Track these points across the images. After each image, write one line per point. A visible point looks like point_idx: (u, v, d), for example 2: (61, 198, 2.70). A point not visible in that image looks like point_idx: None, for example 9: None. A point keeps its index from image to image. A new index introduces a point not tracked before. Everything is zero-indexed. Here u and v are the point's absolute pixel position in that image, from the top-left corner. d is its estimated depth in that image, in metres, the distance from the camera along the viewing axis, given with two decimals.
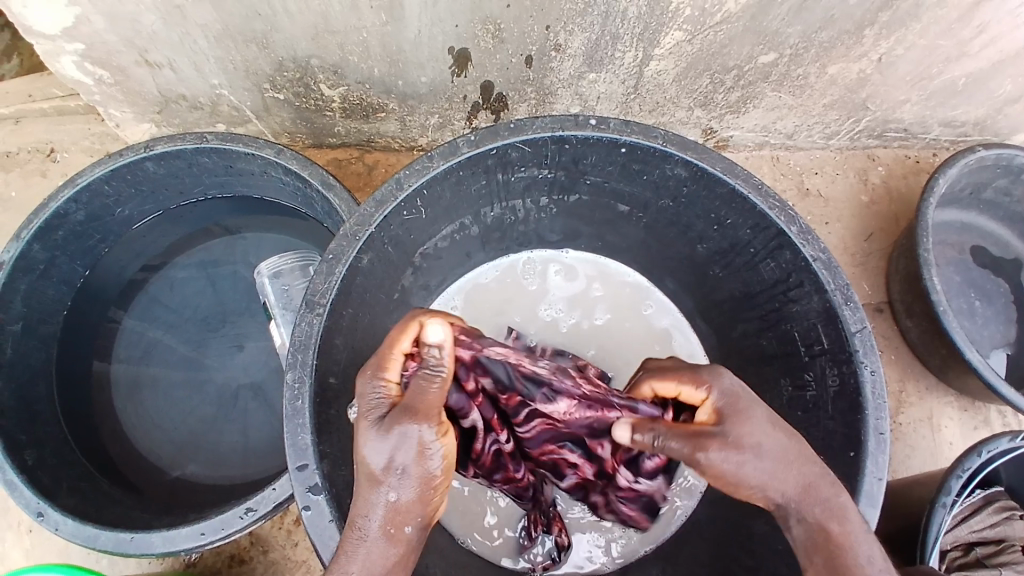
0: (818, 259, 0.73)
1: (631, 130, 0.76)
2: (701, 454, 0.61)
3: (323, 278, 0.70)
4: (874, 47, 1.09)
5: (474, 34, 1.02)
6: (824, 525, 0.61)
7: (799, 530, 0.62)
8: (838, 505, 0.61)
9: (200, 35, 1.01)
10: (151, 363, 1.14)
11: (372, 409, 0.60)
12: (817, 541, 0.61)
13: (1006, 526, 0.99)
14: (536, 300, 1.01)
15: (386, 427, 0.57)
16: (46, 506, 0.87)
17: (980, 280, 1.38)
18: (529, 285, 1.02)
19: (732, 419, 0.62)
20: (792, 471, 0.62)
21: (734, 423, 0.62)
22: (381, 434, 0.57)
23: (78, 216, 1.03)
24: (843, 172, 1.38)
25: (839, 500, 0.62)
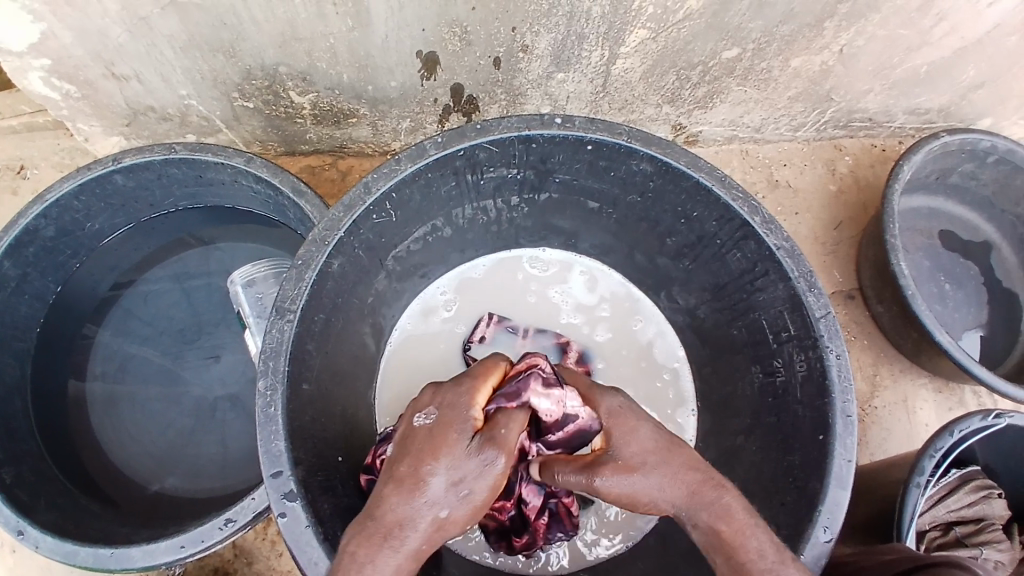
0: (781, 248, 0.75)
1: (597, 128, 0.77)
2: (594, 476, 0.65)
3: (293, 284, 0.70)
4: (834, 40, 1.12)
5: (441, 37, 1.03)
6: (718, 524, 0.62)
7: (698, 534, 0.64)
8: (723, 506, 0.63)
9: (165, 46, 1.01)
10: (127, 379, 1.13)
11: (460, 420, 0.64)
12: (711, 539, 0.63)
13: (983, 504, 1.02)
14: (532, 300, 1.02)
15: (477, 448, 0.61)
16: (25, 524, 0.86)
17: (948, 264, 1.42)
18: (530, 280, 1.03)
19: (614, 435, 0.67)
20: (672, 478, 0.65)
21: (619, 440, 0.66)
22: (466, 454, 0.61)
23: (48, 231, 1.02)
24: (811, 163, 1.41)
25: (725, 500, 0.64)
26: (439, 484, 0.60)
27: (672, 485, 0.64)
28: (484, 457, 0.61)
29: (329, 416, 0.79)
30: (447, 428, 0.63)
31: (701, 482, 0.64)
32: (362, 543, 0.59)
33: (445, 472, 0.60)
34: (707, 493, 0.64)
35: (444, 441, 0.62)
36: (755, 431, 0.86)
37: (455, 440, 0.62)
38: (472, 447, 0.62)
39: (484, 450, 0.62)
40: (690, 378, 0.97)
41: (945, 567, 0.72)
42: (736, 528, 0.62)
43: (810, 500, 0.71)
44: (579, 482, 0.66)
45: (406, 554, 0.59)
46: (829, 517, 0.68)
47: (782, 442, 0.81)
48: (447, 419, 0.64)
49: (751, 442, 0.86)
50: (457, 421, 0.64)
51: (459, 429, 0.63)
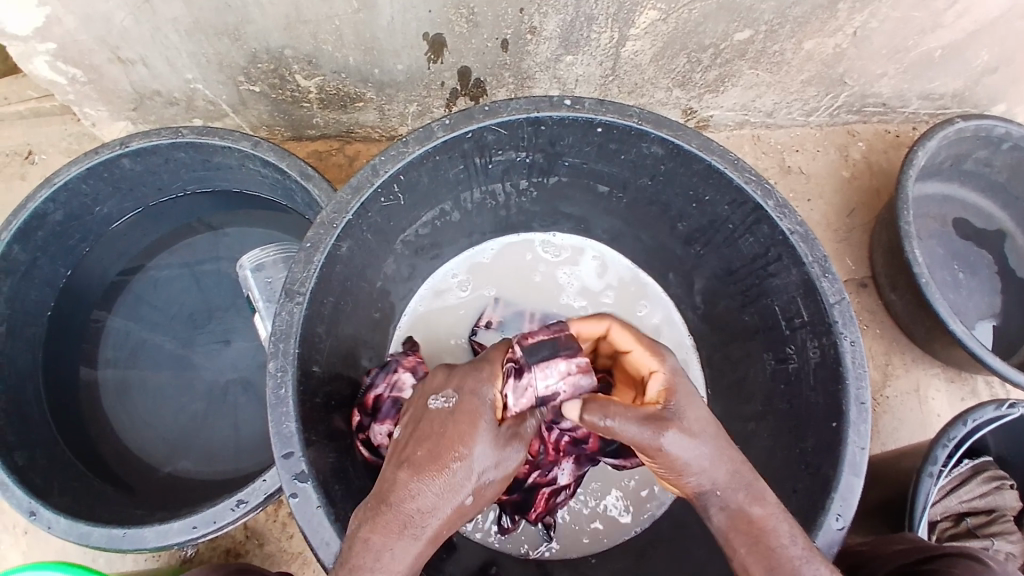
0: (795, 232, 0.74)
1: (607, 109, 0.76)
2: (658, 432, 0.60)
3: (301, 267, 0.70)
4: (848, 21, 1.10)
5: (447, 19, 1.02)
6: (750, 510, 0.63)
7: (720, 518, 0.64)
8: (758, 487, 0.64)
9: (170, 29, 1.00)
10: (138, 363, 1.14)
11: (485, 407, 0.64)
12: (737, 525, 0.63)
13: (996, 495, 1.01)
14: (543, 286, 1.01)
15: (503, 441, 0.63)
16: (38, 505, 0.87)
17: (962, 250, 1.40)
18: (541, 265, 1.02)
19: (677, 399, 0.63)
20: (722, 456, 0.63)
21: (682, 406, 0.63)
22: (491, 441, 0.62)
23: (58, 216, 1.02)
24: (823, 149, 1.39)
25: (759, 483, 0.65)
26: (464, 474, 0.61)
27: (715, 465, 0.63)
28: (507, 452, 0.63)
29: (339, 400, 0.79)
30: (469, 418, 0.63)
31: (731, 473, 0.64)
32: (376, 528, 0.59)
33: (470, 461, 0.61)
34: (736, 480, 0.64)
35: (468, 429, 0.62)
36: (767, 418, 0.85)
37: (480, 431, 0.62)
38: (497, 442, 0.63)
39: (505, 446, 0.64)
40: (700, 364, 0.97)
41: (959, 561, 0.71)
42: (767, 513, 0.63)
43: (823, 486, 0.70)
44: (644, 435, 0.60)
45: (424, 540, 0.59)
46: (844, 503, 0.67)
47: (794, 428, 0.80)
48: (471, 405, 0.63)
49: (763, 429, 0.85)
50: (482, 408, 0.63)
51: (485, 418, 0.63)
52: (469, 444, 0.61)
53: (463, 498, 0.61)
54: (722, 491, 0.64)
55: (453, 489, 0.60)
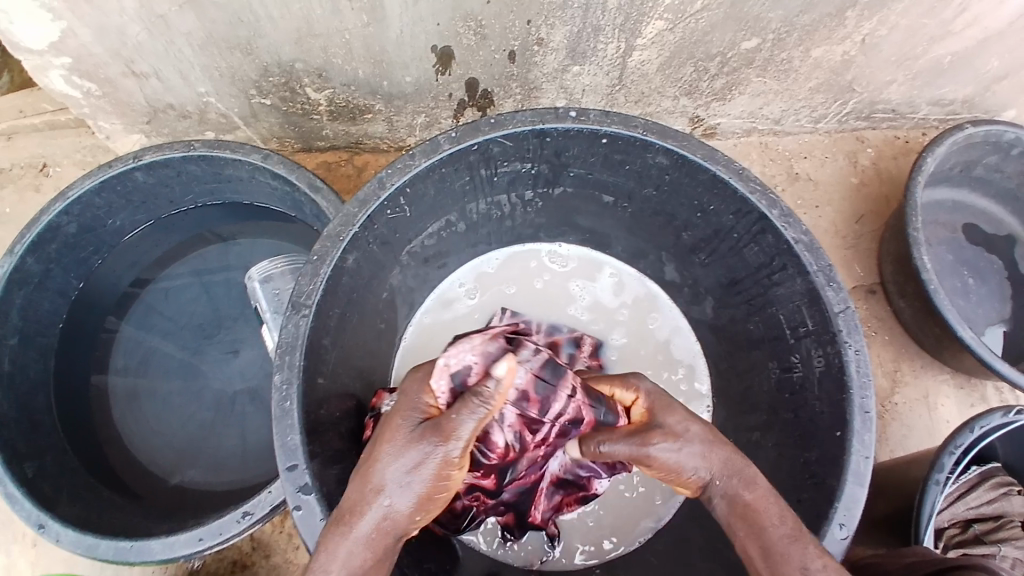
0: (800, 241, 0.74)
1: (611, 121, 0.76)
2: (643, 447, 0.63)
3: (309, 279, 0.71)
4: (857, 28, 1.09)
5: (455, 32, 1.03)
6: (741, 495, 0.63)
7: (719, 504, 0.64)
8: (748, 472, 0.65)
9: (183, 44, 1.02)
10: (149, 372, 1.15)
11: (410, 409, 0.62)
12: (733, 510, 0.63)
13: (1003, 501, 0.99)
14: (549, 295, 1.01)
15: (413, 440, 0.60)
16: (46, 517, 0.88)
17: (974, 258, 1.38)
18: (549, 275, 1.02)
19: (664, 407, 0.67)
20: (712, 450, 0.64)
21: (667, 412, 0.66)
22: (406, 443, 0.60)
23: (71, 227, 1.04)
24: (833, 155, 1.38)
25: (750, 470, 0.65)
26: (382, 473, 0.60)
27: (705, 459, 0.64)
28: (423, 450, 0.59)
29: (344, 409, 0.80)
30: (396, 419, 0.62)
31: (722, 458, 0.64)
32: (333, 531, 0.61)
33: (388, 462, 0.60)
34: (734, 467, 0.64)
35: (390, 431, 0.62)
36: (772, 429, 0.85)
37: (400, 430, 0.61)
38: (411, 440, 0.60)
39: (422, 445, 0.59)
40: (706, 374, 0.96)
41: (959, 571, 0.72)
42: (758, 498, 0.64)
43: (826, 498, 0.70)
44: (630, 448, 0.63)
45: (360, 542, 0.60)
46: (847, 514, 0.67)
47: (799, 438, 0.79)
48: (397, 411, 0.63)
49: (768, 440, 0.85)
50: (405, 411, 0.62)
51: (407, 416, 0.62)
52: (390, 445, 0.61)
53: (388, 502, 0.60)
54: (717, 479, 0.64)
55: (376, 493, 0.60)
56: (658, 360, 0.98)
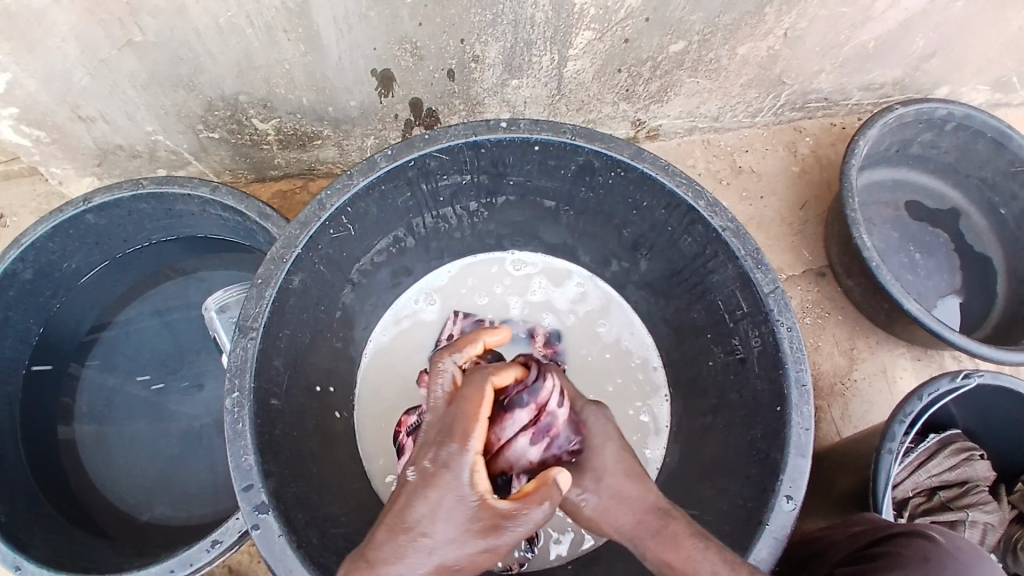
0: (727, 229, 0.77)
1: (541, 128, 0.80)
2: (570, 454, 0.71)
3: (254, 302, 0.72)
4: (777, 24, 1.15)
5: (393, 54, 1.06)
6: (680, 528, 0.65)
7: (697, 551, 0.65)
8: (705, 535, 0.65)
9: (126, 85, 1.04)
10: (114, 414, 1.14)
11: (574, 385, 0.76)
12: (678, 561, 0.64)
13: (966, 467, 1.03)
14: (508, 301, 1.03)
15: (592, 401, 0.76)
16: (23, 559, 0.88)
17: (918, 233, 1.44)
18: (509, 282, 1.04)
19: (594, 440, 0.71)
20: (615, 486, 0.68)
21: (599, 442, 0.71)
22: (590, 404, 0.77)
23: (26, 274, 1.04)
24: (773, 147, 1.44)
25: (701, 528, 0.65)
26: (448, 490, 0.57)
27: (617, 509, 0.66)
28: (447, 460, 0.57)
29: (302, 428, 0.81)
30: (428, 476, 0.58)
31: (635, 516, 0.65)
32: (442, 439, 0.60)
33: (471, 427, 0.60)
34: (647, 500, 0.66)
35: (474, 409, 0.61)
36: (721, 411, 0.87)
37: (418, 442, 0.61)
38: (426, 454, 0.59)
39: (443, 454, 0.59)
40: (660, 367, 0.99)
41: (906, 537, 0.72)
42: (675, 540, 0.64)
43: (774, 470, 0.73)
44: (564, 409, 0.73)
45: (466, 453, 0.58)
46: (792, 485, 0.70)
47: (745, 416, 0.82)
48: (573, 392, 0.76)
49: (719, 422, 0.87)
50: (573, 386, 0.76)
51: (410, 452, 0.61)
52: (410, 466, 0.60)
53: (427, 535, 0.56)
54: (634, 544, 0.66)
55: (445, 531, 0.56)
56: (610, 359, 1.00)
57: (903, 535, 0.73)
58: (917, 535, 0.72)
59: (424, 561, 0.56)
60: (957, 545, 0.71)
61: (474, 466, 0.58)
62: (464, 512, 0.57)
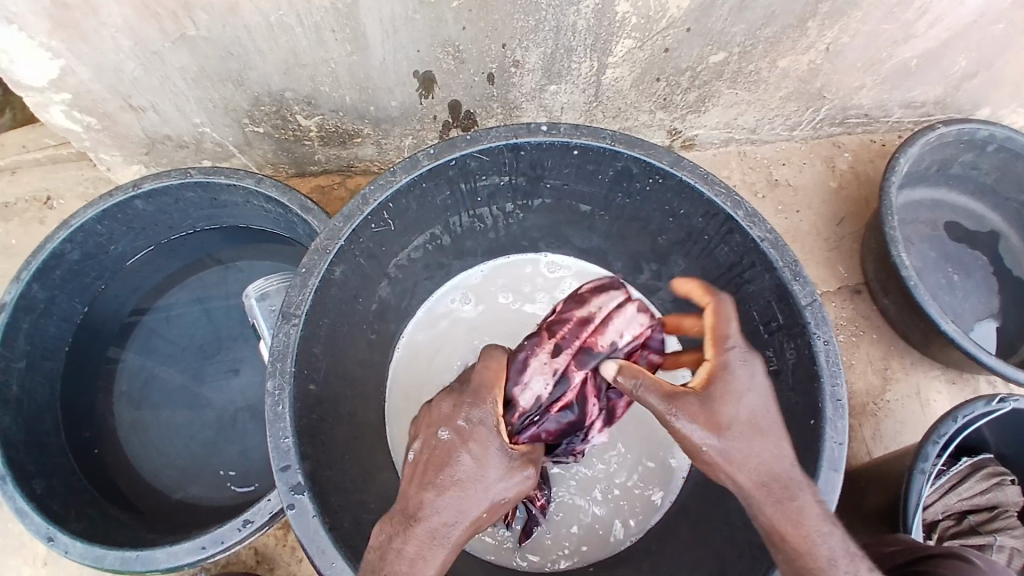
0: (765, 239, 0.77)
1: (581, 133, 0.81)
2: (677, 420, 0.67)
3: (298, 290, 0.74)
4: (819, 38, 1.15)
5: (435, 57, 1.08)
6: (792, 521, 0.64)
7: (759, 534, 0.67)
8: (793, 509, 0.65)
9: (178, 78, 1.08)
10: (150, 395, 1.18)
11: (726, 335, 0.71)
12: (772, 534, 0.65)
13: (995, 491, 1.01)
14: (541, 302, 1.04)
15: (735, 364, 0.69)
16: (55, 530, 0.91)
17: (957, 254, 1.41)
18: (541, 283, 1.05)
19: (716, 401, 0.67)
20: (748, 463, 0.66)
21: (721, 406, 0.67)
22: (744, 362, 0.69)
23: (74, 255, 1.08)
24: (810, 161, 1.43)
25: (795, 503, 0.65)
26: (482, 443, 0.67)
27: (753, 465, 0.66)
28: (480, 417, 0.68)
29: (336, 415, 0.83)
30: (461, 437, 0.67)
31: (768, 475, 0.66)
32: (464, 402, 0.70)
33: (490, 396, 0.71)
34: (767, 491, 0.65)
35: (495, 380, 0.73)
36: None
37: (439, 412, 0.69)
38: (453, 414, 0.69)
39: (473, 413, 0.69)
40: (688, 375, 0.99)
41: (942, 560, 0.73)
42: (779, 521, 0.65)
43: (805, 483, 0.73)
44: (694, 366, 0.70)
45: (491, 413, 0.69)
46: (824, 498, 0.69)
47: None
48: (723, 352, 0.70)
49: None
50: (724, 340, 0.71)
51: (435, 419, 0.69)
52: (434, 424, 0.69)
53: (472, 480, 0.65)
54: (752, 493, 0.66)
55: (473, 480, 0.65)
56: None
57: (939, 555, 0.73)
58: (955, 557, 0.72)
59: (443, 513, 0.64)
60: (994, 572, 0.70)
61: (498, 424, 0.69)
62: (495, 458, 0.67)
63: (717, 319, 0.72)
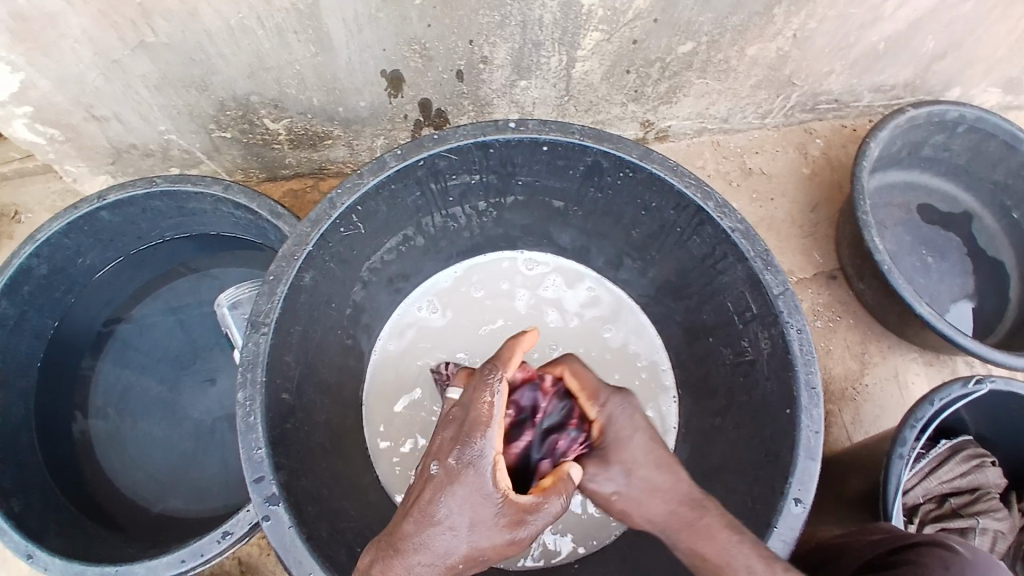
0: (736, 230, 0.78)
1: (550, 129, 0.80)
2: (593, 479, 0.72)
3: (266, 298, 0.73)
4: (786, 25, 1.15)
5: (402, 55, 1.07)
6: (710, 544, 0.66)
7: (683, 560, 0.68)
8: None
9: (140, 85, 1.05)
10: (127, 410, 1.16)
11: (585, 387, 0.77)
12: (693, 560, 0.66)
13: (976, 474, 1.02)
14: (521, 299, 1.04)
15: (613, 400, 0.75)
16: (34, 548, 0.90)
17: (929, 236, 1.43)
18: (521, 280, 1.05)
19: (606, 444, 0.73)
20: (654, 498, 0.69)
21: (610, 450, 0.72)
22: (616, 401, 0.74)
23: (42, 270, 1.06)
24: (783, 148, 1.44)
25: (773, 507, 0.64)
26: (472, 485, 0.61)
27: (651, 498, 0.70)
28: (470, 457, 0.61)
29: (313, 423, 0.82)
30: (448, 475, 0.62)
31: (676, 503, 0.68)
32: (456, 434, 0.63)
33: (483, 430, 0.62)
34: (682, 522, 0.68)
35: (484, 413, 0.63)
36: (730, 411, 0.87)
37: (437, 441, 0.65)
38: (448, 448, 0.63)
39: (465, 454, 0.62)
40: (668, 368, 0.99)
41: (922, 545, 0.73)
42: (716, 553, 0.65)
43: (784, 471, 0.73)
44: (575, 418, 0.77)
45: (486, 452, 0.62)
46: (801, 487, 0.70)
47: (754, 417, 0.82)
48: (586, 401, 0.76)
49: (728, 422, 0.88)
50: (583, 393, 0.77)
51: (432, 448, 0.65)
52: (429, 455, 0.65)
53: (454, 526, 0.60)
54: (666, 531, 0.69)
55: (462, 520, 0.61)
56: (615, 358, 1.00)
57: (920, 544, 0.73)
58: (936, 544, 0.72)
59: (422, 554, 0.60)
60: (973, 556, 0.70)
61: (495, 465, 0.62)
62: (486, 501, 0.61)
63: (580, 379, 0.77)
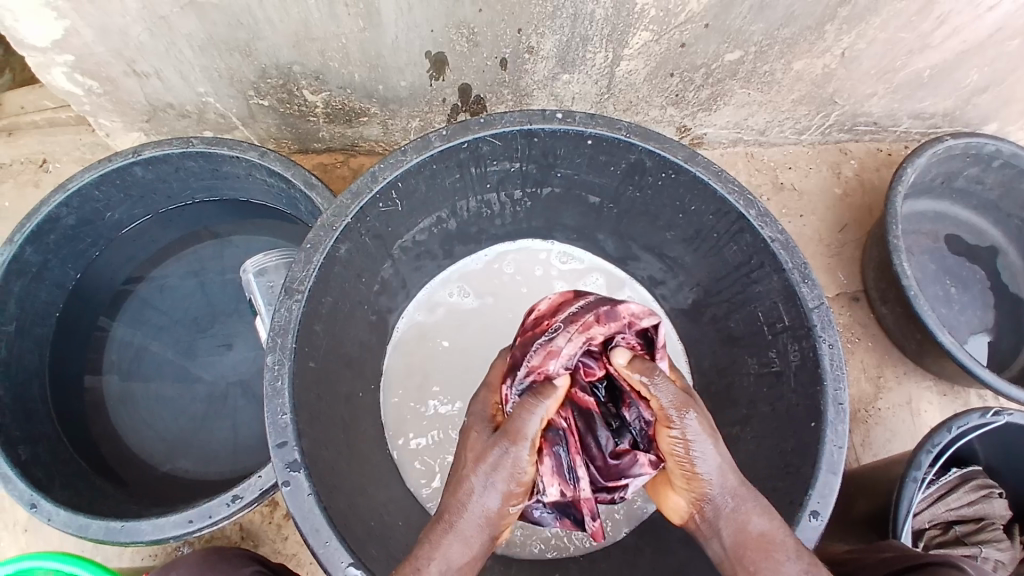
0: (776, 240, 0.77)
1: (597, 123, 0.80)
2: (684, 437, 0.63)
3: (301, 265, 0.73)
4: (836, 42, 1.14)
5: (449, 38, 1.07)
6: (757, 524, 0.63)
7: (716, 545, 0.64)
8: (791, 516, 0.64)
9: (185, 45, 1.05)
10: (141, 367, 1.16)
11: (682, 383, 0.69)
12: (744, 542, 0.62)
13: (984, 503, 1.02)
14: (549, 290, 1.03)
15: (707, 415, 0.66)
16: (39, 497, 0.89)
17: (955, 267, 1.42)
18: (556, 275, 1.04)
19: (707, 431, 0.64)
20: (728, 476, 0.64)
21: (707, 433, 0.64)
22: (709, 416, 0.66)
23: (70, 220, 1.06)
24: (816, 166, 1.42)
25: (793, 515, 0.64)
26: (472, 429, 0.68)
27: (724, 472, 0.64)
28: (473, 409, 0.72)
29: (334, 395, 0.82)
30: (473, 427, 0.68)
31: (741, 480, 0.64)
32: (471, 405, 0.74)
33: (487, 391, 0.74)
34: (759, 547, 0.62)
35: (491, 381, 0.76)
36: (750, 422, 0.87)
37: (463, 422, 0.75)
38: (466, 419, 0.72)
39: (473, 411, 0.72)
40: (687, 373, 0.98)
41: (940, 566, 0.73)
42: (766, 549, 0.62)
43: (802, 484, 0.73)
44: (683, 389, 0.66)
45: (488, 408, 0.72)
46: (821, 500, 0.69)
47: (776, 429, 0.82)
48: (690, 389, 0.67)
49: (746, 432, 0.87)
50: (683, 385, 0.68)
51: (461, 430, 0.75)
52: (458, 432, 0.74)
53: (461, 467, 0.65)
54: (730, 503, 0.63)
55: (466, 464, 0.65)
56: None
57: (937, 563, 0.73)
58: (951, 566, 0.73)
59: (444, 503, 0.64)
60: None
61: (492, 414, 0.71)
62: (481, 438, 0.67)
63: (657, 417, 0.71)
